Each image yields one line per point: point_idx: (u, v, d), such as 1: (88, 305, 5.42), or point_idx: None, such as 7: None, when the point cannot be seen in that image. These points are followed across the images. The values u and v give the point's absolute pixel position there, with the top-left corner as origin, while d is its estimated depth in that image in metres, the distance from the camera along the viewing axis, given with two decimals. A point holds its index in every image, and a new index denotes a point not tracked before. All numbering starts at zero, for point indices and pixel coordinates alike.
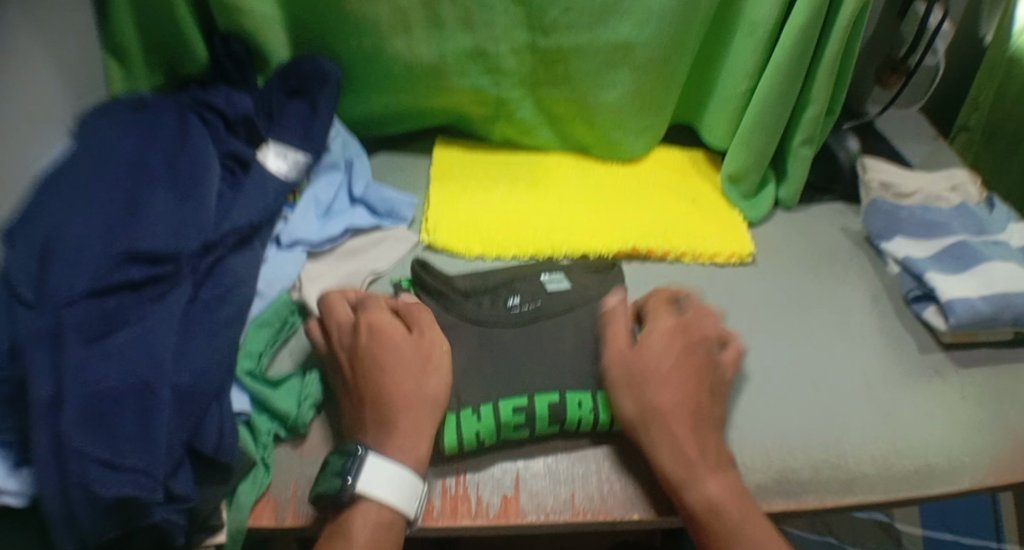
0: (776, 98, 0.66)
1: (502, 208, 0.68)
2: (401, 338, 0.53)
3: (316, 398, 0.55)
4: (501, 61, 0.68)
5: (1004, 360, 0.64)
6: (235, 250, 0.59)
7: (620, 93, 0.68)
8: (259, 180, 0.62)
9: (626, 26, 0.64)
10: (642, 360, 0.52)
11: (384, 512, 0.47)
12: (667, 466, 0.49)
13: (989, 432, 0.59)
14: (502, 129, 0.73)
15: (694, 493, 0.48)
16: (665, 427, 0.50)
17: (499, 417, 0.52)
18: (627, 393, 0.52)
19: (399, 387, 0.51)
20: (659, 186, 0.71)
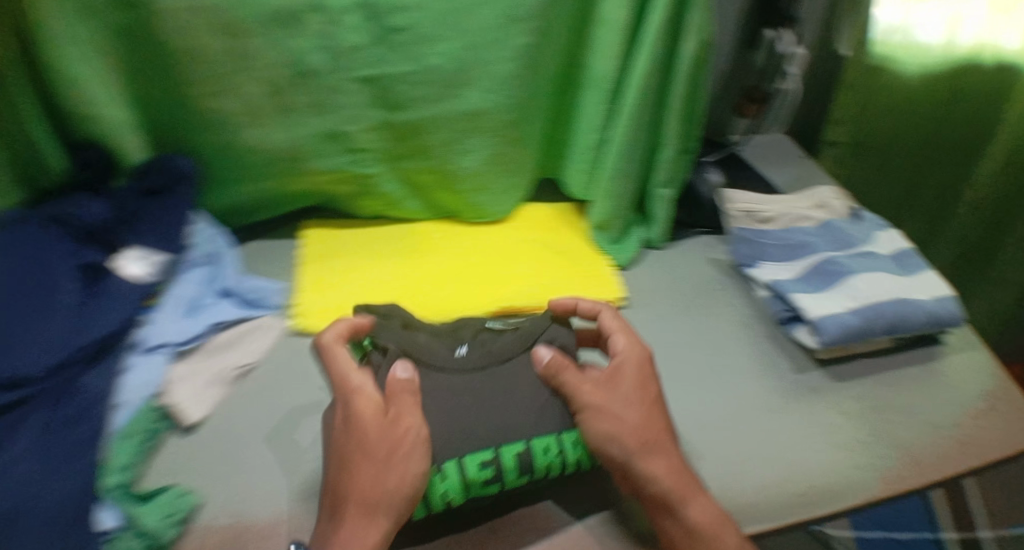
0: (631, 146, 0.69)
1: (373, 284, 0.69)
2: (370, 419, 0.49)
3: (182, 512, 0.52)
4: (357, 140, 0.69)
5: (880, 370, 0.67)
6: (91, 365, 0.58)
7: (477, 158, 0.70)
8: (115, 290, 0.61)
9: (473, 94, 0.67)
10: (617, 390, 0.53)
11: None
12: (661, 490, 0.50)
13: (873, 440, 0.60)
14: (369, 204, 0.74)
15: (690, 510, 0.50)
16: (664, 444, 0.52)
17: (428, 488, 0.49)
18: (597, 421, 0.52)
19: (357, 468, 0.48)
20: (528, 242, 0.72)
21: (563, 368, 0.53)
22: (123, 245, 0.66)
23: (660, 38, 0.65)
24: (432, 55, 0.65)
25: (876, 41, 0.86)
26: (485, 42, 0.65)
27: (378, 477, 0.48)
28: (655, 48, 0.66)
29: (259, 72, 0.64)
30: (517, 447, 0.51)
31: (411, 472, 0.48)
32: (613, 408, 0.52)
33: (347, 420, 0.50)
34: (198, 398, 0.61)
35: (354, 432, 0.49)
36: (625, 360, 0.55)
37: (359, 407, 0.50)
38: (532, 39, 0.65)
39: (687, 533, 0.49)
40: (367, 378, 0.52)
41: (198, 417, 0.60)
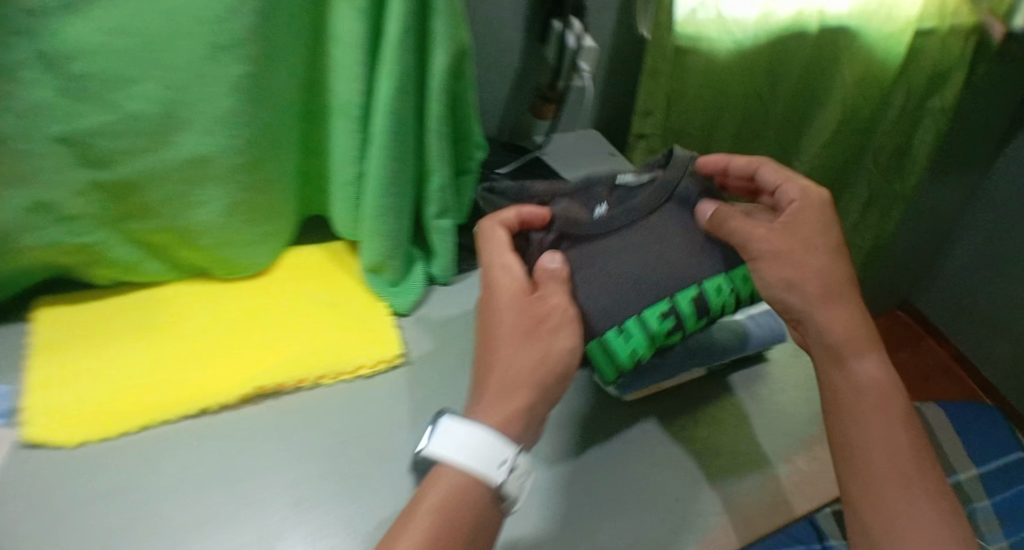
0: (389, 177, 0.61)
1: (110, 371, 0.58)
2: (513, 282, 0.55)
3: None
4: (67, 207, 0.57)
5: (681, 398, 0.66)
6: None
7: (214, 210, 0.60)
8: None
9: (192, 139, 0.57)
10: (795, 242, 0.57)
11: (452, 492, 0.46)
12: (835, 340, 0.55)
13: (679, 487, 0.58)
14: (104, 272, 0.63)
15: (858, 372, 0.55)
16: (845, 303, 0.57)
17: (614, 350, 0.55)
18: (499, 343, 0.52)
19: (499, 348, 0.52)
20: (292, 296, 0.64)
21: (727, 217, 0.59)
22: None
23: (405, 54, 0.57)
24: (131, 101, 0.54)
25: (680, 20, 0.80)
26: (193, 80, 0.54)
27: (518, 353, 0.51)
28: (397, 66, 0.57)
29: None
30: (611, 333, 0.56)
31: (564, 335, 0.53)
32: (524, 330, 0.52)
33: (497, 293, 0.55)
34: None
35: (485, 318, 0.54)
36: (807, 202, 0.59)
37: (501, 286, 0.55)
38: (253, 69, 0.55)
39: (853, 384, 0.55)
40: (506, 263, 0.56)
41: None
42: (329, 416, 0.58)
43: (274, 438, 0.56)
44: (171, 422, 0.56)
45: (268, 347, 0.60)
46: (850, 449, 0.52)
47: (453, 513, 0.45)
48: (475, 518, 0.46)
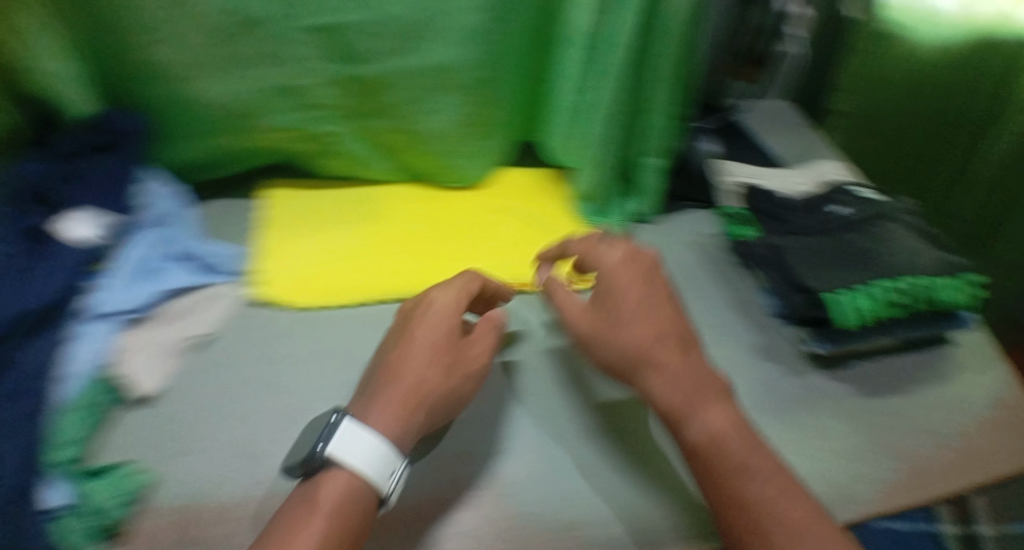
0: (612, 113, 0.63)
1: (331, 253, 0.65)
2: (445, 301, 0.52)
3: (131, 494, 0.48)
4: (316, 95, 0.62)
5: (881, 373, 0.61)
6: (30, 334, 0.52)
7: (447, 117, 0.64)
8: (60, 252, 0.56)
9: (439, 46, 0.60)
10: (651, 303, 0.52)
11: (350, 487, 0.43)
12: (663, 406, 0.48)
13: (878, 449, 0.55)
14: (335, 163, 0.67)
15: (697, 430, 0.47)
16: (654, 363, 0.49)
17: (848, 309, 0.56)
18: (612, 323, 0.51)
19: (614, 327, 0.51)
20: (505, 211, 0.67)
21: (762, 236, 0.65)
22: (73, 206, 0.60)
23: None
24: (389, 4, 0.57)
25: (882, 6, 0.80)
26: None
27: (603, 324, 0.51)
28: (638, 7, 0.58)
29: (197, 28, 0.57)
30: (843, 290, 0.56)
31: (640, 338, 0.50)
32: (619, 315, 0.51)
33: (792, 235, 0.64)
34: (152, 371, 0.56)
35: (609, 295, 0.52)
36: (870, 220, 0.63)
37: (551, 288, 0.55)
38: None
39: (687, 450, 0.47)
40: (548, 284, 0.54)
41: (153, 391, 0.56)
42: (532, 326, 0.61)
43: None
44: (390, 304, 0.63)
45: (462, 252, 0.64)
46: (733, 502, 0.44)
47: (349, 511, 0.42)
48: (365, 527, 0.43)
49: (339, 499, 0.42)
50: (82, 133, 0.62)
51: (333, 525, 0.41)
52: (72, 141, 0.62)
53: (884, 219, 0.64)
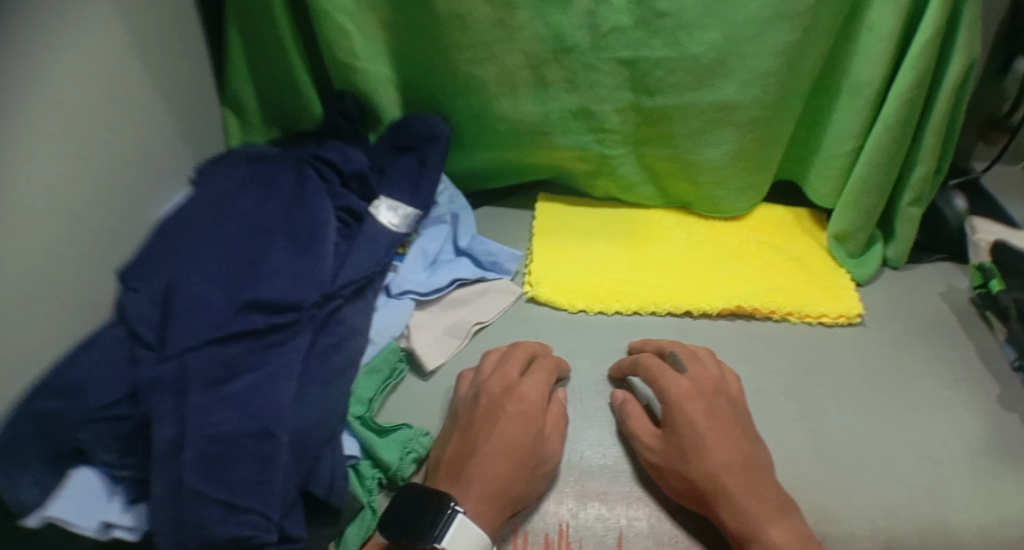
0: (882, 159, 0.66)
1: (604, 265, 0.69)
2: (529, 408, 0.55)
3: (418, 453, 0.58)
4: (605, 120, 0.68)
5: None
6: (351, 299, 0.63)
7: (722, 151, 0.68)
8: (373, 234, 0.66)
9: (730, 86, 0.64)
10: (676, 438, 0.52)
11: None
12: (736, 529, 0.48)
13: None
14: (604, 184, 0.73)
15: (764, 545, 0.47)
16: (729, 494, 0.49)
17: None
18: (694, 453, 0.51)
19: (711, 452, 0.50)
20: (760, 244, 0.71)
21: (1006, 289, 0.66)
22: (376, 194, 0.69)
23: (931, 47, 0.61)
24: (693, 45, 0.62)
25: None
26: (750, 39, 0.61)
27: (703, 455, 0.50)
28: (917, 63, 0.61)
29: (519, 53, 0.65)
30: None
31: (708, 465, 0.50)
32: (706, 445, 0.50)
33: None
34: (438, 349, 0.64)
35: (709, 425, 0.51)
36: None
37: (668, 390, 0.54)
38: (800, 37, 0.61)
39: None
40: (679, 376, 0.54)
41: (436, 365, 0.63)
42: (795, 351, 0.64)
43: (747, 355, 0.64)
44: (659, 316, 0.66)
45: (726, 275, 0.68)
46: None
47: None
48: None
49: None
50: (391, 135, 0.71)
51: None
52: (381, 143, 0.72)
53: None
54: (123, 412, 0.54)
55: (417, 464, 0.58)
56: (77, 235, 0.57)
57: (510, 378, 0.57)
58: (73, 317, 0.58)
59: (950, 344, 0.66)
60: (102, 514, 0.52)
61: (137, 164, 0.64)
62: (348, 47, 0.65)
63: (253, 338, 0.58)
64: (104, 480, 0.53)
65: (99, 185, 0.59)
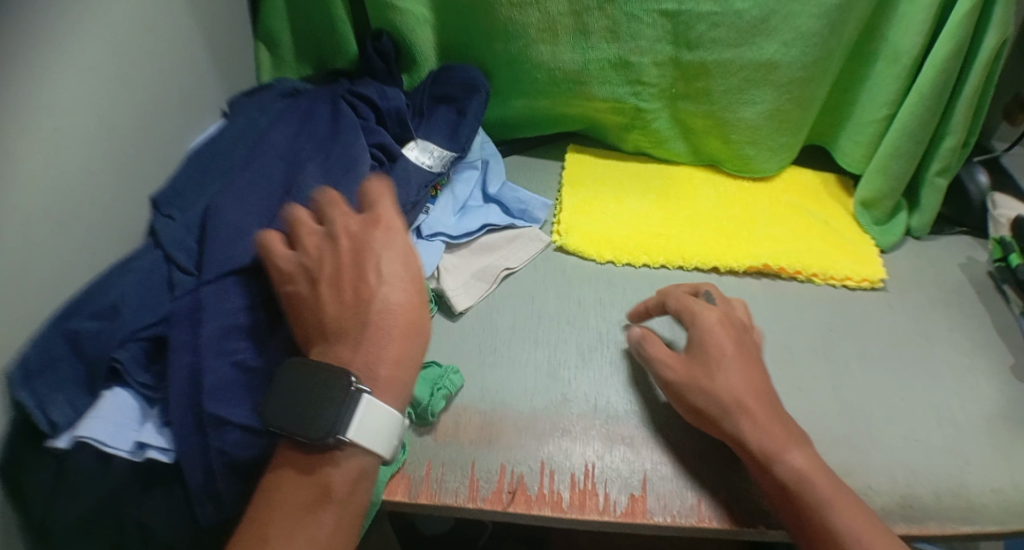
0: (915, 126, 0.66)
1: (632, 218, 0.69)
2: (401, 237, 0.53)
3: (449, 390, 0.57)
4: (643, 73, 0.68)
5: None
6: None
7: (758, 111, 0.68)
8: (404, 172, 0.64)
9: (772, 45, 0.65)
10: (706, 359, 0.52)
11: (363, 461, 0.47)
12: (757, 446, 0.49)
13: None
14: (636, 138, 0.73)
15: (787, 467, 0.48)
16: (755, 413, 0.50)
17: None
18: (723, 371, 0.51)
19: (738, 374, 0.51)
20: (790, 206, 0.71)
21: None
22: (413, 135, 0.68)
23: (974, 14, 0.61)
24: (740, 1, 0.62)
25: None
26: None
27: (730, 374, 0.51)
28: (959, 31, 0.62)
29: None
30: None
31: (734, 386, 0.51)
32: (732, 367, 0.52)
33: None
34: (466, 291, 0.64)
35: (738, 348, 0.53)
36: None
37: (702, 312, 0.55)
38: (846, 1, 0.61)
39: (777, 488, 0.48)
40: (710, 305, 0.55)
41: (465, 307, 0.63)
42: (821, 311, 0.65)
43: (771, 314, 0.65)
44: (687, 270, 0.66)
45: (753, 234, 0.68)
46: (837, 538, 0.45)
47: (364, 484, 0.48)
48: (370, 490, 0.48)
49: (349, 475, 0.47)
50: (429, 86, 0.70)
51: (346, 504, 0.46)
52: (420, 90, 0.71)
53: None
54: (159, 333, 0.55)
55: (447, 402, 0.57)
56: (114, 157, 0.57)
57: (311, 231, 0.53)
58: (108, 239, 0.57)
59: (968, 315, 0.68)
60: (133, 434, 0.51)
61: (172, 92, 0.63)
62: None
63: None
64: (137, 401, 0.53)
65: (134, 108, 0.58)
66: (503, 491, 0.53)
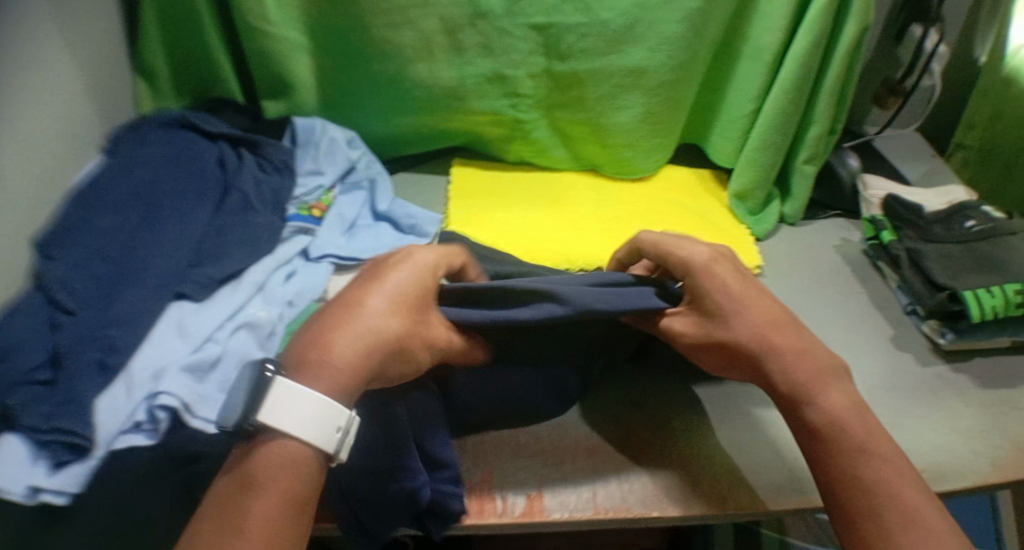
0: (780, 119, 0.69)
1: (519, 224, 0.71)
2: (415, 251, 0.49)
3: None
4: (519, 85, 0.70)
5: (1005, 365, 0.66)
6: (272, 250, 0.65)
7: (632, 115, 0.71)
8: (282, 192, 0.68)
9: (639, 51, 0.67)
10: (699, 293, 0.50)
11: (298, 450, 0.40)
12: (789, 386, 0.47)
13: (1001, 437, 0.59)
14: (518, 149, 0.76)
15: (818, 409, 0.45)
16: (803, 354, 0.47)
17: (982, 306, 0.62)
18: (716, 313, 0.49)
19: (752, 309, 0.48)
20: (671, 202, 0.75)
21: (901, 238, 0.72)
22: (285, 166, 0.70)
23: (825, 12, 0.64)
24: (603, 10, 0.65)
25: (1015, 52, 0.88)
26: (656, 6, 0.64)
27: (757, 311, 0.48)
28: (815, 26, 0.65)
29: (434, 17, 0.66)
30: (987, 286, 0.64)
31: (754, 326, 0.48)
32: (731, 310, 0.48)
33: (926, 238, 0.71)
34: None
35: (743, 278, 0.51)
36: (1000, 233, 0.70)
37: (675, 244, 0.52)
38: (704, 5, 0.64)
39: (806, 430, 0.46)
40: (698, 244, 0.52)
41: None
42: None
43: None
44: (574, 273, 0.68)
45: (637, 227, 0.72)
46: (863, 484, 0.42)
47: (297, 475, 0.40)
48: (314, 489, 0.40)
49: (271, 462, 0.39)
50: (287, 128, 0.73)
51: (281, 497, 0.38)
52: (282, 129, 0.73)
53: (1013, 234, 0.70)
54: (45, 378, 0.51)
55: None
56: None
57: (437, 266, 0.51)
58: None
59: (847, 292, 0.72)
60: (27, 478, 0.47)
61: (47, 132, 0.62)
62: (260, 15, 0.65)
63: (194, 302, 0.59)
64: (28, 445, 0.48)
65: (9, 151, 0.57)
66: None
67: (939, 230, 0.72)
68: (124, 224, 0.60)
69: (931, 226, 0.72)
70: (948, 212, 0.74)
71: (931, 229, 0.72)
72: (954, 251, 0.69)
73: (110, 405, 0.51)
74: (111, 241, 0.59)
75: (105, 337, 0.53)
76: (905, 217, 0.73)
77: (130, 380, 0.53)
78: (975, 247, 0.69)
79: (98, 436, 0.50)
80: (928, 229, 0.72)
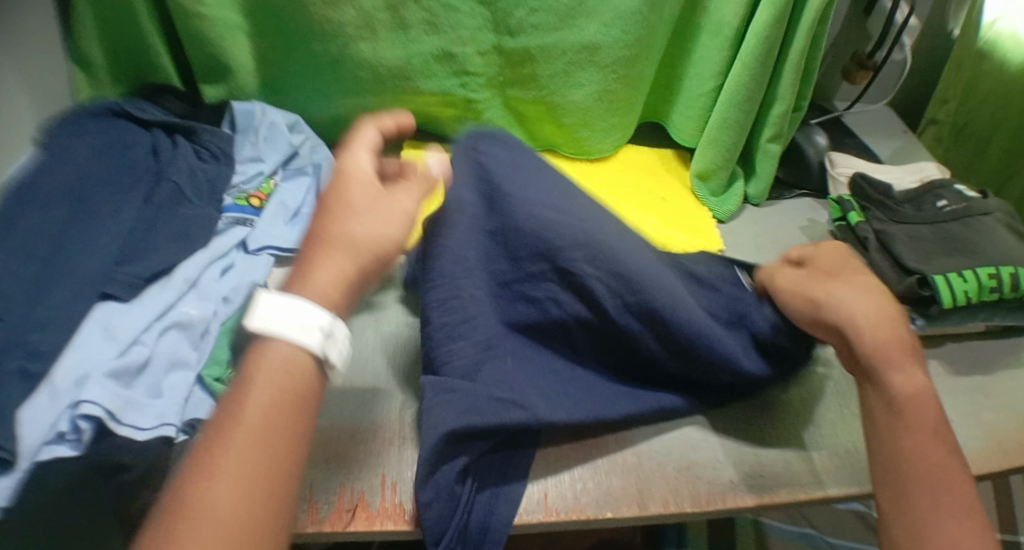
0: (742, 96, 0.67)
1: None
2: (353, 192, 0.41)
3: None
4: (468, 63, 0.67)
5: (977, 350, 0.64)
6: (206, 242, 0.62)
7: (587, 92, 0.68)
8: (215, 180, 0.65)
9: (591, 27, 0.64)
10: (818, 277, 0.52)
11: (289, 356, 0.37)
12: (871, 342, 0.48)
13: (973, 427, 0.57)
14: (471, 129, 0.73)
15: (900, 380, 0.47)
16: (882, 314, 0.49)
17: (954, 290, 0.60)
18: (818, 284, 0.52)
19: (847, 290, 0.51)
20: (628, 184, 0.72)
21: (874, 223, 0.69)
22: (221, 151, 0.67)
23: None
24: None
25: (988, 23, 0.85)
26: None
27: (865, 300, 0.50)
28: None
29: None
30: (961, 271, 0.61)
31: (846, 295, 0.50)
32: (833, 276, 0.52)
33: (899, 222, 0.68)
34: None
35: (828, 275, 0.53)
36: (973, 214, 0.67)
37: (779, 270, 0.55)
38: None
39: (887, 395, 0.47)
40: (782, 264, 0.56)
41: None
42: None
43: None
44: None
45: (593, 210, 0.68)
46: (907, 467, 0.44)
47: (287, 389, 0.36)
48: (305, 404, 0.37)
49: (263, 374, 0.36)
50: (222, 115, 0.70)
51: (261, 426, 0.34)
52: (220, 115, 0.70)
53: (987, 213, 0.67)
54: None
55: None
56: None
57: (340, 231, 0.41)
58: None
59: None
60: None
61: None
62: None
63: (121, 303, 0.56)
64: None
65: None
66: (343, 511, 0.48)
67: (913, 213, 0.69)
68: (47, 221, 0.56)
69: (901, 209, 0.69)
70: (919, 194, 0.72)
71: (900, 210, 0.69)
72: (925, 234, 0.66)
73: (33, 416, 0.48)
74: (40, 241, 0.55)
75: (26, 343, 0.50)
76: (877, 200, 0.70)
77: (52, 389, 0.50)
78: (947, 227, 0.67)
79: (19, 447, 0.47)
80: (901, 214, 0.69)
